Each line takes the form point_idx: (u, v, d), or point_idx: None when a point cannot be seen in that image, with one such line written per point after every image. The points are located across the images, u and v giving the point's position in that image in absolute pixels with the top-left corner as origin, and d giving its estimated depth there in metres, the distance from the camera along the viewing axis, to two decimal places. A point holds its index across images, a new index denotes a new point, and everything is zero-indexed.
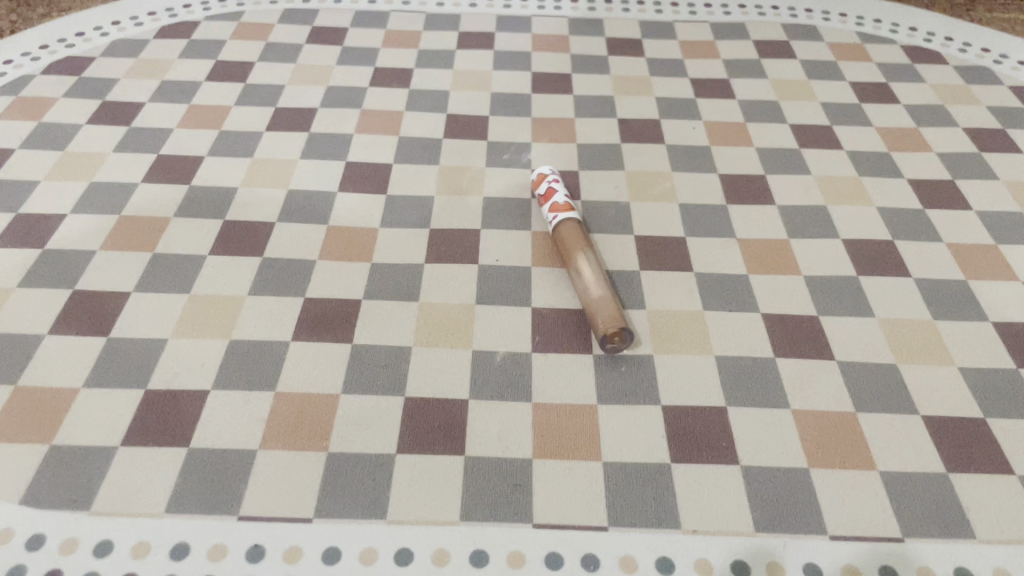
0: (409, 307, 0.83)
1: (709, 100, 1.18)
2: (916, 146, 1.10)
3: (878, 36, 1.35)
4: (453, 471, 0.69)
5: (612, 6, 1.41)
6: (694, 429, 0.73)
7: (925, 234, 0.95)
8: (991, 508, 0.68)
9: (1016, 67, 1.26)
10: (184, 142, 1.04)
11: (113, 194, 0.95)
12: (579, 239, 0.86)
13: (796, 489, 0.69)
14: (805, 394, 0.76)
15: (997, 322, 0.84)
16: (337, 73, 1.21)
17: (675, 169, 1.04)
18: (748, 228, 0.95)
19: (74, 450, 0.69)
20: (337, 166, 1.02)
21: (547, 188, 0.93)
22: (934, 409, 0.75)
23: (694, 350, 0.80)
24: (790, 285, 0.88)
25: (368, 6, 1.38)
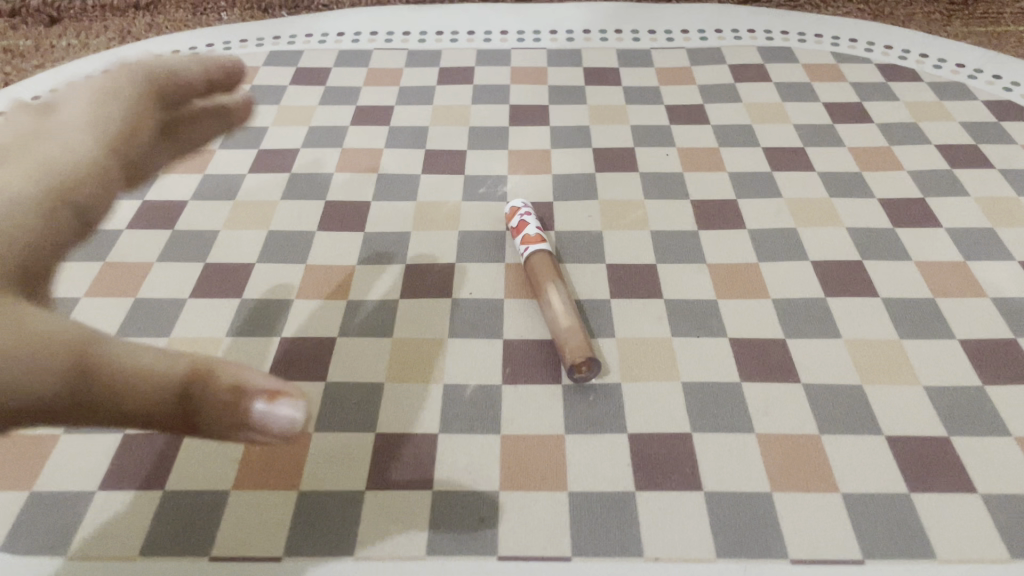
0: (382, 343, 0.85)
1: (684, 127, 1.20)
2: (888, 165, 1.11)
3: (853, 55, 1.36)
4: (420, 505, 0.70)
5: (590, 35, 1.44)
6: (659, 456, 0.74)
7: (895, 253, 0.96)
8: (952, 528, 0.69)
9: (991, 82, 1.27)
10: (169, 187, 1.07)
11: (99, 241, 0.98)
12: (550, 270, 0.89)
13: (757, 513, 0.70)
14: (770, 417, 0.78)
15: (963, 340, 0.85)
16: (318, 113, 1.23)
17: (648, 197, 1.06)
18: (718, 253, 0.97)
19: (53, 495, 0.71)
20: (317, 206, 1.04)
21: (519, 220, 0.96)
22: (898, 429, 0.76)
23: (661, 376, 0.81)
24: (757, 309, 0.89)
25: (351, 45, 1.41)
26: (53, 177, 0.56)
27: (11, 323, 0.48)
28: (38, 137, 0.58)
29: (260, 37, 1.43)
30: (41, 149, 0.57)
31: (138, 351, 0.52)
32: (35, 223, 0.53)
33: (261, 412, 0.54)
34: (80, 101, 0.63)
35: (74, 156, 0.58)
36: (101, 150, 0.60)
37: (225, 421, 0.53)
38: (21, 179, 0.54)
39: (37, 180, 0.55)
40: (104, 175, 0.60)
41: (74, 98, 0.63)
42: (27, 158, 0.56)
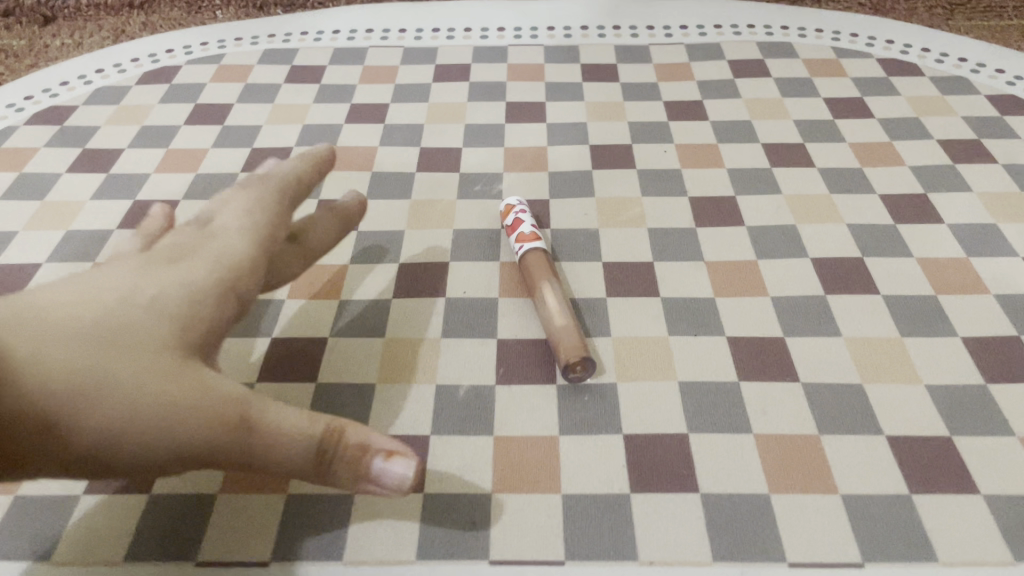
0: (374, 343, 0.84)
1: (682, 124, 1.19)
2: (889, 160, 1.10)
3: (854, 50, 1.34)
4: (411, 508, 0.69)
5: (587, 32, 1.42)
6: (654, 458, 0.73)
7: (897, 249, 0.95)
8: (954, 530, 0.67)
9: (995, 76, 1.26)
10: (161, 187, 1.06)
11: (89, 242, 0.98)
12: (545, 269, 0.87)
13: (754, 516, 0.68)
14: (769, 417, 0.76)
15: (966, 338, 0.84)
16: (313, 112, 1.22)
17: (645, 194, 1.05)
18: (716, 250, 0.95)
19: (36, 499, 0.70)
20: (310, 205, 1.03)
21: (514, 218, 0.94)
22: (899, 428, 0.75)
23: (658, 376, 0.80)
24: (756, 307, 0.87)
25: (347, 42, 1.40)
26: (229, 271, 0.70)
27: (187, 392, 0.60)
28: (216, 239, 0.74)
29: (256, 35, 1.42)
30: (217, 248, 0.72)
31: (286, 415, 0.65)
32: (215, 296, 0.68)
33: (379, 465, 0.68)
34: (236, 209, 0.78)
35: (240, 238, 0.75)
36: (256, 234, 0.75)
37: (352, 472, 0.67)
38: (207, 272, 0.69)
39: (217, 273, 0.69)
40: (260, 266, 0.74)
41: (234, 208, 0.78)
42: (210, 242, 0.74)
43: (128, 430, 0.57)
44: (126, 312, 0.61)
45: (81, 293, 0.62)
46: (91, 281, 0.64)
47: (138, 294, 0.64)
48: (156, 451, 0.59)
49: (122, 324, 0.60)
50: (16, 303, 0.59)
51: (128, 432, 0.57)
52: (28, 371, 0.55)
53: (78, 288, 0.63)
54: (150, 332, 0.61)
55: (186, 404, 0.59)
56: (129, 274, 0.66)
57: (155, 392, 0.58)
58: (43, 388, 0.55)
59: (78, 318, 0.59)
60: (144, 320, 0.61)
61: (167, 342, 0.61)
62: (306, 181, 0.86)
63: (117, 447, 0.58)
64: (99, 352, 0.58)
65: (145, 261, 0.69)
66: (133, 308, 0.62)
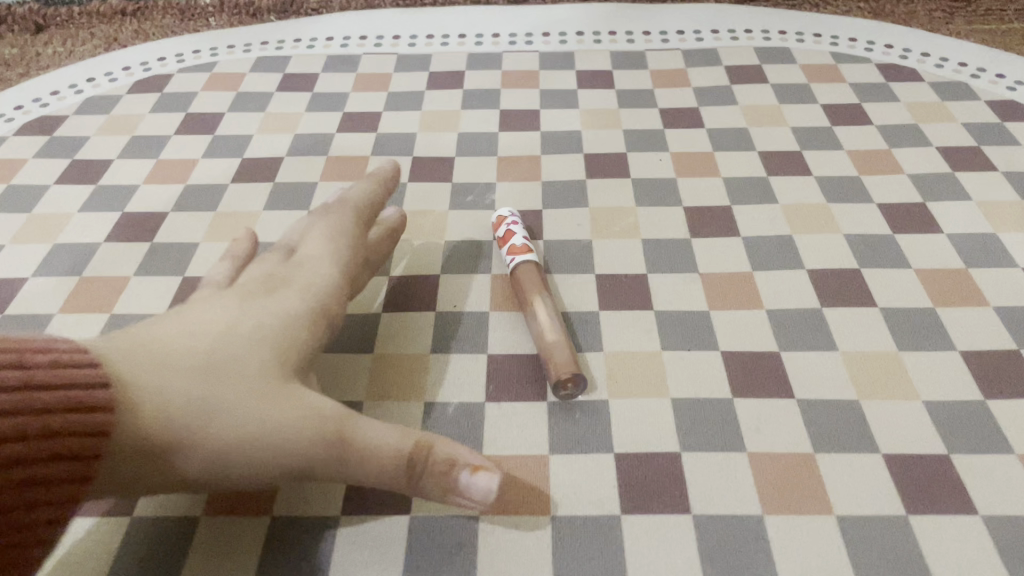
0: (361, 359, 0.83)
1: (677, 131, 1.17)
2: (887, 168, 1.08)
3: (853, 55, 1.33)
4: (396, 531, 0.68)
5: (583, 37, 1.41)
6: (645, 477, 0.71)
7: (894, 260, 0.93)
8: (951, 552, 0.66)
9: (995, 81, 1.24)
10: (150, 199, 1.05)
11: (77, 255, 0.97)
12: (536, 282, 0.86)
13: (747, 538, 0.67)
14: (763, 434, 0.75)
15: (965, 352, 0.82)
16: (305, 121, 1.21)
17: (639, 204, 1.03)
18: (710, 262, 0.94)
19: None
20: (300, 216, 1.02)
21: (505, 230, 0.93)
22: (896, 446, 0.73)
23: (650, 392, 0.79)
24: (750, 320, 0.86)
25: (340, 50, 1.39)
26: (319, 299, 0.73)
27: (291, 412, 0.62)
28: (303, 268, 0.76)
29: (248, 42, 1.41)
30: (306, 277, 0.75)
31: (381, 429, 0.65)
32: (308, 319, 0.70)
33: (466, 480, 0.66)
34: (319, 236, 0.81)
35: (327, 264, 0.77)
36: (338, 260, 0.78)
37: (442, 483, 0.66)
38: (300, 299, 0.72)
39: (310, 302, 0.72)
40: (343, 293, 0.76)
41: (314, 234, 0.81)
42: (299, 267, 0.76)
43: (240, 451, 0.60)
44: (229, 342, 0.64)
45: (189, 331, 0.65)
46: (196, 317, 0.68)
47: (241, 326, 0.66)
48: (267, 470, 0.61)
49: (226, 356, 0.63)
50: (131, 341, 0.63)
51: (240, 453, 0.60)
52: (146, 402, 0.58)
53: (188, 325, 0.66)
54: (255, 361, 0.64)
55: (291, 424, 0.61)
56: (231, 308, 0.69)
57: (263, 415, 0.61)
58: (161, 417, 0.58)
59: (189, 353, 0.63)
60: (247, 352, 0.64)
61: (269, 369, 0.64)
62: (376, 201, 0.89)
63: (229, 468, 0.60)
64: (211, 382, 0.61)
65: (241, 293, 0.72)
66: (235, 338, 0.65)
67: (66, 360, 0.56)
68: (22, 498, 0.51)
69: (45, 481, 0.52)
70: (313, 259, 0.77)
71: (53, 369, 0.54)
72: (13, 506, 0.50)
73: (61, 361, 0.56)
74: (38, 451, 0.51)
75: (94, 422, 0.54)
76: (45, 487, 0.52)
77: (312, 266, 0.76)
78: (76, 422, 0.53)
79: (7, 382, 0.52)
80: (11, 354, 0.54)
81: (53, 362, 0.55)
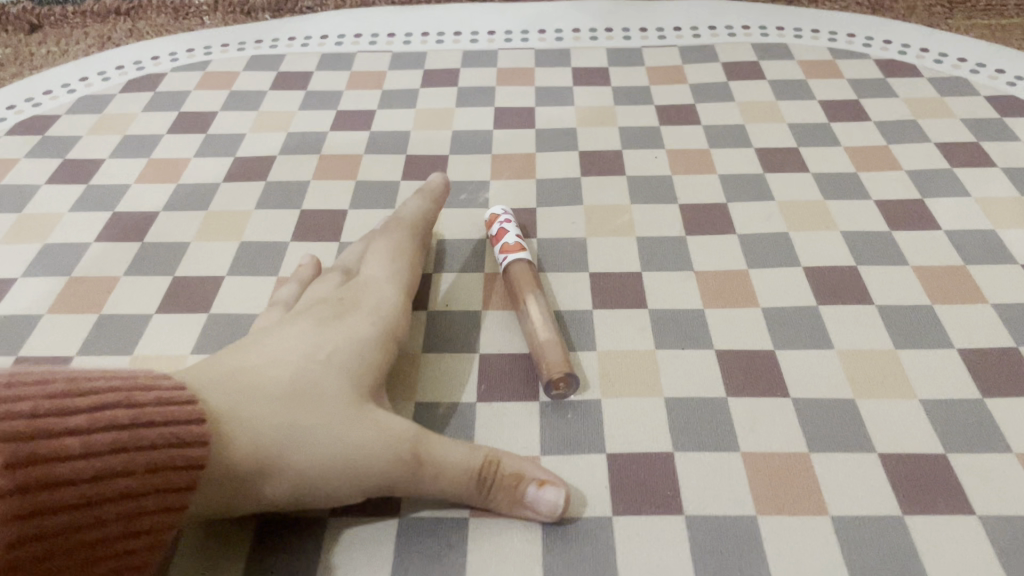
0: None
1: (673, 129, 1.16)
2: (885, 165, 1.07)
3: (851, 51, 1.32)
4: (385, 533, 0.67)
5: (579, 34, 1.40)
6: (638, 478, 0.70)
7: (892, 257, 0.92)
8: (948, 553, 0.65)
9: (995, 76, 1.23)
10: (141, 198, 1.05)
11: (66, 255, 0.96)
12: (530, 281, 0.85)
13: (741, 539, 0.66)
14: (757, 434, 0.74)
15: (963, 350, 0.81)
16: (298, 119, 1.20)
17: (635, 201, 1.02)
18: (705, 259, 0.93)
19: None
20: (291, 216, 1.01)
21: (498, 229, 0.92)
22: (892, 445, 0.72)
23: (643, 391, 0.78)
24: (746, 319, 0.85)
25: (335, 48, 1.38)
26: (386, 321, 0.75)
27: (369, 433, 0.64)
28: (367, 290, 0.79)
29: (242, 41, 1.40)
30: (373, 300, 0.77)
31: (453, 446, 0.66)
32: (377, 340, 0.72)
33: (532, 494, 0.66)
34: (378, 257, 0.84)
35: (390, 289, 0.80)
36: (400, 284, 0.81)
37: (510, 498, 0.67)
38: (369, 321, 0.74)
39: (378, 324, 0.74)
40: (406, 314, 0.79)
41: (374, 255, 0.85)
42: (365, 291, 0.79)
43: (327, 474, 0.62)
44: (308, 369, 0.67)
45: (272, 358, 0.68)
46: (274, 344, 0.70)
47: (317, 350, 0.69)
48: (350, 489, 0.64)
49: (306, 381, 0.65)
50: (217, 373, 0.66)
51: (327, 476, 0.63)
52: (237, 433, 0.61)
53: (271, 351, 0.69)
54: (335, 385, 0.66)
55: (373, 444, 0.63)
56: (308, 332, 0.71)
57: (346, 438, 0.63)
58: (252, 446, 0.61)
59: (272, 380, 0.65)
60: (325, 376, 0.66)
61: (348, 392, 0.66)
62: (428, 220, 0.92)
63: (316, 490, 0.63)
64: (293, 407, 0.64)
65: (314, 316, 0.74)
66: (314, 365, 0.67)
67: (167, 397, 0.59)
68: (127, 529, 0.53)
69: (148, 512, 0.54)
70: (377, 284, 0.80)
71: (158, 407, 0.57)
72: (118, 537, 0.53)
73: (165, 399, 0.58)
74: (143, 484, 0.54)
75: (192, 456, 0.57)
76: (145, 518, 0.54)
77: (377, 290, 0.79)
78: (178, 456, 0.56)
79: (121, 419, 0.55)
80: (120, 392, 0.56)
81: (157, 400, 0.58)
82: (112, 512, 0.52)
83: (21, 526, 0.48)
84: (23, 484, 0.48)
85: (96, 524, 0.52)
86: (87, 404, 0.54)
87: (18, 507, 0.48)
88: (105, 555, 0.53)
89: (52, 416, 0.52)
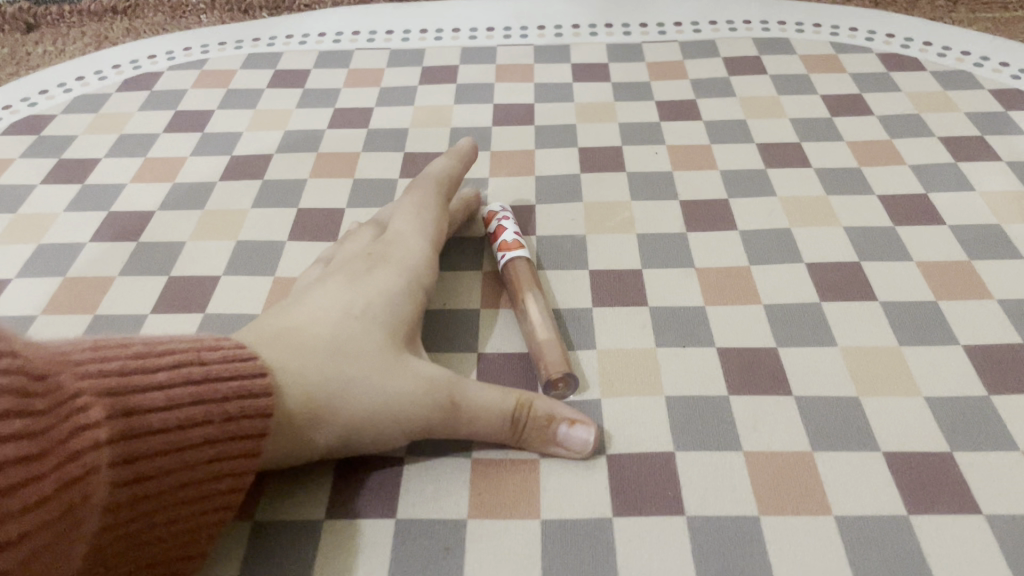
0: None
1: (673, 124, 1.15)
2: (888, 159, 1.06)
3: (854, 45, 1.30)
4: (381, 535, 0.66)
5: (579, 30, 1.39)
6: (638, 478, 0.69)
7: (896, 253, 0.91)
8: (954, 553, 0.64)
9: (999, 70, 1.21)
10: (137, 198, 1.04)
11: (61, 255, 0.95)
12: (529, 278, 0.84)
13: (744, 540, 0.65)
14: (759, 433, 0.73)
15: (969, 347, 0.80)
16: (295, 118, 1.19)
17: (635, 198, 1.01)
18: (707, 256, 0.92)
19: None
20: (288, 214, 1.00)
21: (496, 227, 0.91)
22: (897, 444, 0.71)
23: (644, 390, 0.77)
24: (748, 316, 0.84)
25: (333, 45, 1.37)
26: (414, 274, 0.78)
27: (408, 382, 0.67)
28: (396, 243, 0.81)
29: (239, 39, 1.39)
30: (401, 253, 0.80)
31: (486, 389, 0.69)
32: (408, 295, 0.75)
33: (562, 433, 0.69)
34: (406, 211, 0.87)
35: (417, 239, 0.82)
36: (426, 233, 0.83)
37: (541, 437, 0.70)
38: (399, 273, 0.77)
39: (406, 276, 0.77)
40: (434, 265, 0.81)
41: (401, 211, 0.87)
42: (394, 244, 0.81)
43: (374, 420, 0.66)
44: (347, 323, 0.70)
45: (313, 314, 0.71)
46: (313, 302, 0.73)
47: (353, 305, 0.72)
48: (394, 435, 0.68)
49: (345, 334, 0.69)
50: (264, 335, 0.70)
51: (374, 422, 0.66)
52: (286, 386, 0.65)
53: (311, 308, 0.72)
54: (374, 337, 0.69)
55: (414, 392, 0.67)
56: (343, 287, 0.74)
57: (389, 387, 0.66)
58: (303, 397, 0.65)
59: (314, 335, 0.69)
60: (362, 329, 0.70)
61: (387, 342, 0.70)
62: (456, 178, 0.94)
63: (364, 437, 0.67)
64: (336, 359, 0.67)
65: (346, 272, 0.77)
66: (353, 319, 0.70)
67: (230, 355, 0.62)
68: (207, 474, 0.58)
69: (223, 458, 0.59)
70: (404, 237, 0.82)
71: (222, 364, 0.61)
72: (198, 481, 0.58)
73: (228, 357, 0.62)
74: (217, 432, 0.59)
75: (260, 405, 0.61)
76: (222, 462, 0.59)
77: (404, 242, 0.81)
78: (247, 407, 0.60)
79: (193, 375, 0.59)
80: (188, 351, 0.60)
81: (221, 358, 0.62)
82: (196, 458, 0.58)
83: (114, 473, 0.53)
84: (114, 435, 0.53)
85: (179, 471, 0.57)
86: (161, 363, 0.58)
87: (112, 456, 0.52)
88: (183, 500, 0.58)
89: (134, 375, 0.56)
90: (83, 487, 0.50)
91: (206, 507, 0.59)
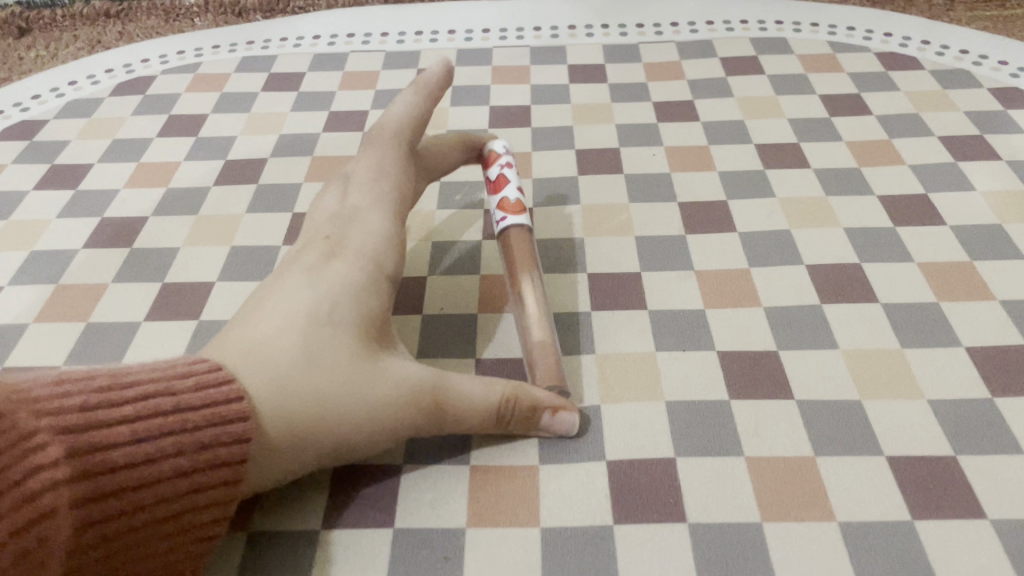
0: None
1: (671, 125, 1.14)
2: (888, 159, 1.05)
3: (852, 44, 1.29)
4: (379, 545, 0.65)
5: (575, 31, 1.38)
6: (639, 485, 0.69)
7: (897, 254, 0.90)
8: (959, 559, 0.63)
9: (998, 68, 1.21)
10: (131, 204, 1.03)
11: (53, 262, 0.94)
12: (525, 256, 0.83)
13: (747, 547, 0.64)
14: (761, 439, 0.72)
15: (972, 349, 0.79)
16: (290, 121, 1.18)
17: (633, 201, 1.00)
18: (706, 259, 0.91)
19: None
20: (283, 219, 0.99)
21: (498, 175, 0.89)
22: (901, 449, 0.70)
23: (644, 395, 0.76)
24: (748, 319, 0.83)
25: (327, 48, 1.36)
26: (380, 260, 0.74)
27: (386, 389, 0.66)
28: (356, 221, 0.77)
29: (233, 42, 1.38)
30: (362, 234, 0.76)
31: (469, 385, 0.69)
32: (380, 291, 0.73)
33: (547, 421, 0.71)
34: (364, 178, 0.82)
35: (378, 214, 0.78)
36: (387, 207, 0.79)
37: (525, 424, 0.71)
38: (364, 260, 0.73)
39: (372, 263, 0.73)
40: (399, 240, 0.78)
41: (359, 179, 0.82)
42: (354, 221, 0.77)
43: (355, 430, 0.65)
44: (315, 326, 0.67)
45: (278, 317, 0.68)
46: (278, 300, 0.69)
47: (320, 302, 0.68)
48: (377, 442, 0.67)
49: (317, 340, 0.66)
50: (229, 347, 0.66)
51: (354, 432, 0.65)
52: (261, 402, 0.62)
53: (275, 309, 0.69)
54: (346, 340, 0.67)
55: (391, 398, 0.65)
56: (306, 283, 0.71)
57: (367, 395, 0.65)
58: (279, 414, 0.62)
59: (282, 343, 0.65)
60: (333, 332, 0.67)
61: (359, 344, 0.67)
62: (417, 130, 0.88)
63: (345, 447, 0.66)
64: (311, 368, 0.64)
65: (307, 263, 0.73)
66: (321, 321, 0.67)
67: (204, 380, 0.61)
68: (182, 506, 0.57)
69: (201, 488, 0.58)
70: (364, 212, 0.78)
71: (196, 391, 0.59)
72: (177, 513, 0.57)
73: (203, 382, 0.60)
74: (192, 463, 0.57)
75: (235, 432, 0.59)
76: (200, 494, 0.58)
77: (365, 218, 0.77)
78: (222, 434, 0.59)
79: (161, 407, 0.57)
80: (159, 382, 0.59)
81: (196, 384, 0.60)
82: (171, 491, 0.56)
83: (80, 511, 0.52)
84: (76, 473, 0.52)
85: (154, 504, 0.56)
86: (129, 395, 0.56)
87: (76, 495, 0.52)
88: (161, 533, 0.57)
89: (98, 410, 0.54)
90: (40, 531, 0.50)
91: (187, 539, 0.58)
